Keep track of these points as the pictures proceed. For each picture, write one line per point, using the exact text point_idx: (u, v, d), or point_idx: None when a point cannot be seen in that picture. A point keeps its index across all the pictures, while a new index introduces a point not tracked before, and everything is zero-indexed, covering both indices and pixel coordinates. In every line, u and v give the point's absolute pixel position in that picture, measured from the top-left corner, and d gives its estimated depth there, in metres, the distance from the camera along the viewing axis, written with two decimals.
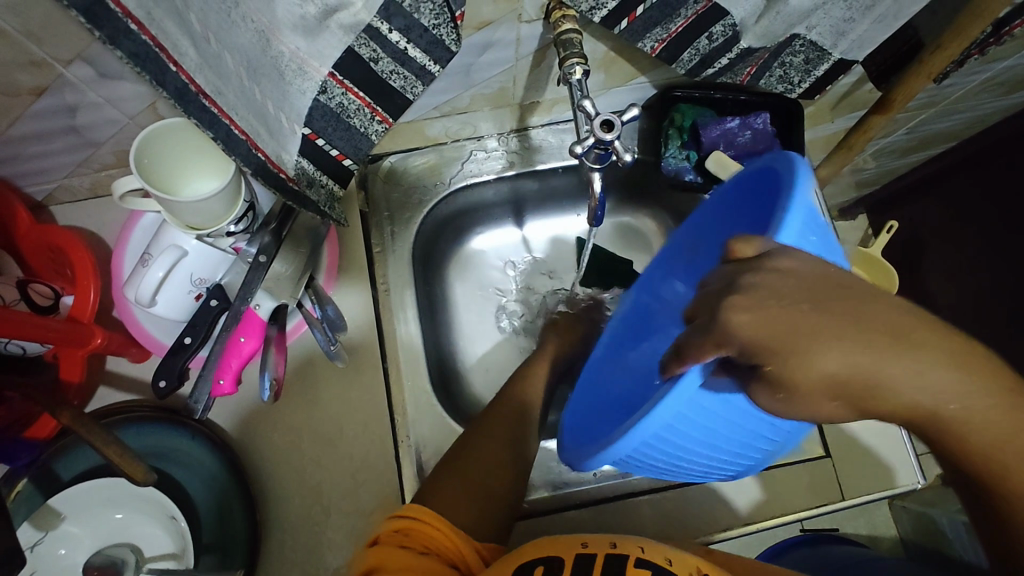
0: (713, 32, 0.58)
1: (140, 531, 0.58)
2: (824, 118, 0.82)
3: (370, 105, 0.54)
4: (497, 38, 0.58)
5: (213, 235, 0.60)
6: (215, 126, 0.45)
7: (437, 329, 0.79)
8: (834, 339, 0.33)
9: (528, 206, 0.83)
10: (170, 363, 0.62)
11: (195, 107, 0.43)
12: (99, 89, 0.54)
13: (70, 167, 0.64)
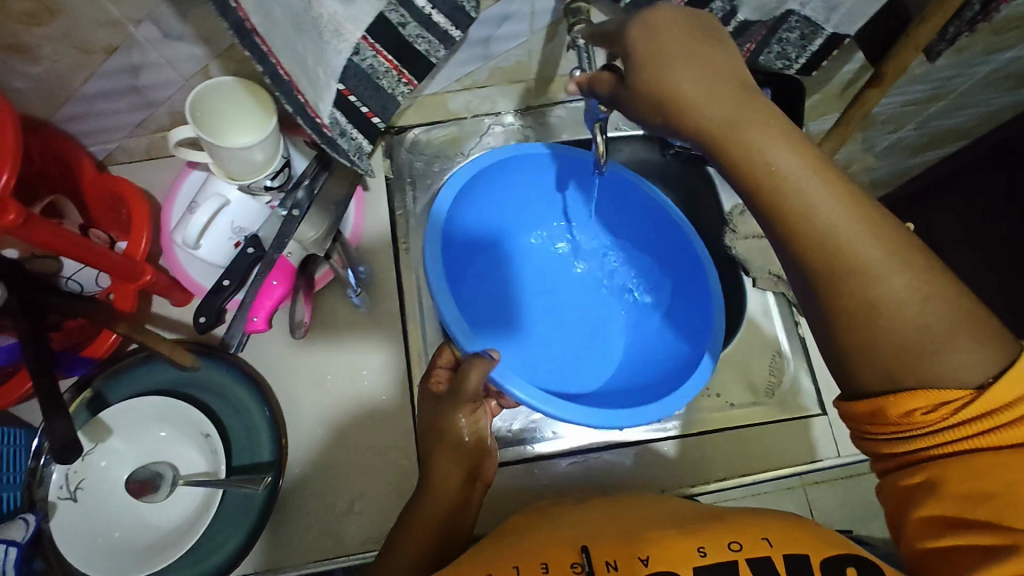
0: (713, 8, 0.63)
1: (177, 447, 0.64)
2: (829, 107, 0.86)
3: (398, 68, 0.61)
4: (513, 11, 0.64)
5: (252, 187, 0.68)
6: (263, 62, 0.53)
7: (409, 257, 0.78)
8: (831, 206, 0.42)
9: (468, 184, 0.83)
10: (209, 302, 0.68)
11: (247, 41, 0.51)
12: (161, 49, 0.61)
13: (129, 127, 0.72)
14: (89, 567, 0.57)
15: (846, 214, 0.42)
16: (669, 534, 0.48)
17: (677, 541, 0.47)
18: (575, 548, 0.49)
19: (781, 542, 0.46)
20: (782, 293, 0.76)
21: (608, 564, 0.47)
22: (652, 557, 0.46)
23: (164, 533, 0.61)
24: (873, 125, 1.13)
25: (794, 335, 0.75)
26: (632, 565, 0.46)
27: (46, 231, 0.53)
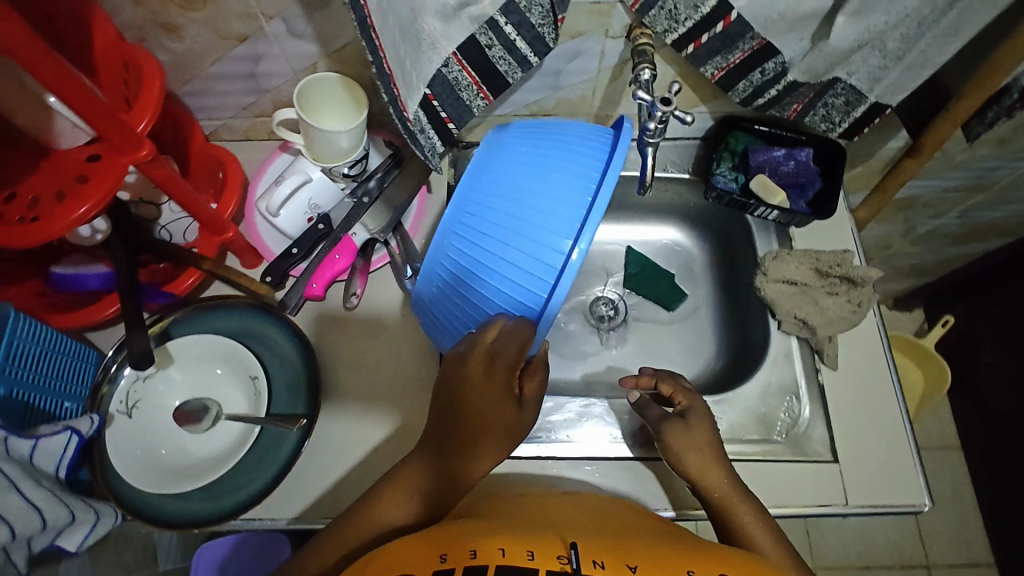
0: (766, 68, 0.71)
1: (223, 387, 0.71)
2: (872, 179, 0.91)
3: (477, 83, 0.70)
4: (585, 48, 0.73)
5: (331, 171, 0.77)
6: (374, 54, 0.62)
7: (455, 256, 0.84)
8: (695, 470, 0.62)
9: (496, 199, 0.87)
10: (277, 264, 0.76)
11: (365, 36, 0.61)
12: (283, 44, 0.71)
13: (239, 109, 0.82)
14: (132, 473, 0.64)
15: (702, 462, 0.63)
16: (660, 554, 0.46)
17: (664, 564, 0.45)
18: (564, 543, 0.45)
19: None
20: (805, 339, 0.78)
21: (598, 564, 0.43)
22: (641, 568, 0.44)
23: (198, 461, 0.67)
24: (915, 206, 1.16)
25: (814, 380, 0.76)
26: (620, 568, 0.43)
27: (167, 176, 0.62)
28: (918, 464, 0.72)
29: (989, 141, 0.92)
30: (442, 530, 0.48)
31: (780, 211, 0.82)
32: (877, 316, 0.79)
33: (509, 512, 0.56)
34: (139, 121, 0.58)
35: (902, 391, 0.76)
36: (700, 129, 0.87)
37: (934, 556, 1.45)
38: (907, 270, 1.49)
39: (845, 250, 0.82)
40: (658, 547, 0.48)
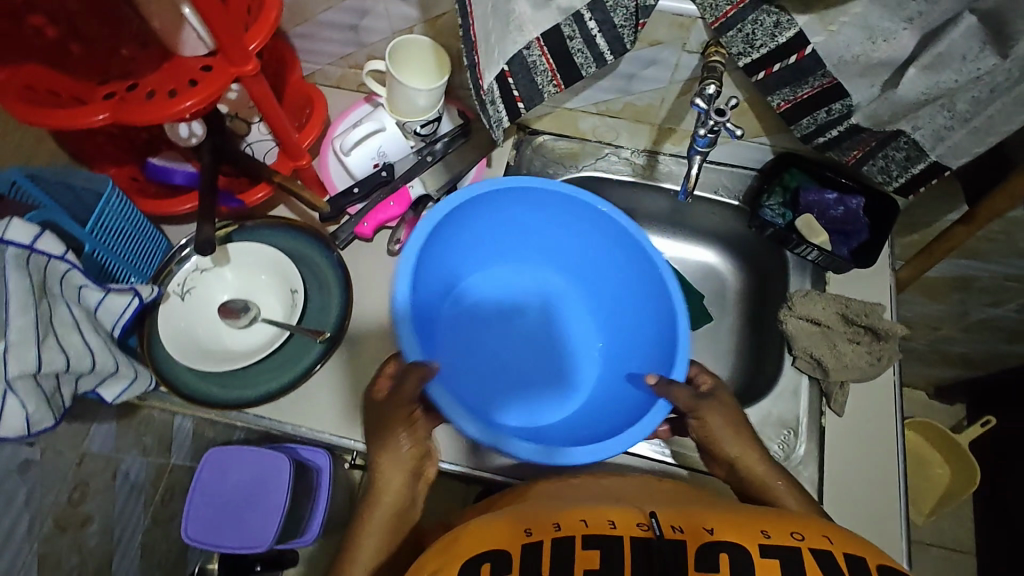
0: (833, 108, 0.72)
1: (266, 294, 0.78)
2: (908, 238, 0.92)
3: (553, 70, 0.75)
4: (660, 58, 0.77)
5: (404, 126, 0.83)
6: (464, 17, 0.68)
7: None
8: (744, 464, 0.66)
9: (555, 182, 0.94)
10: (337, 201, 0.82)
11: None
12: (387, 4, 0.79)
13: (337, 57, 0.90)
14: (176, 348, 0.72)
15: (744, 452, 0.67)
16: (732, 516, 0.48)
17: (739, 522, 0.47)
18: (643, 512, 0.48)
19: (842, 540, 0.46)
20: (816, 379, 0.79)
21: (676, 529, 0.46)
22: (718, 529, 0.46)
23: (225, 350, 0.75)
24: (969, 290, 1.13)
25: (816, 422, 0.77)
26: (700, 533, 0.46)
27: (263, 93, 0.70)
28: (903, 525, 0.71)
29: None
30: (507, 513, 0.50)
31: (818, 250, 0.82)
32: (897, 375, 0.79)
33: (580, 493, 0.60)
34: (251, 40, 0.66)
35: (905, 453, 0.75)
36: (758, 160, 0.90)
37: None
38: (951, 359, 1.43)
39: (877, 302, 0.82)
40: (725, 510, 0.50)
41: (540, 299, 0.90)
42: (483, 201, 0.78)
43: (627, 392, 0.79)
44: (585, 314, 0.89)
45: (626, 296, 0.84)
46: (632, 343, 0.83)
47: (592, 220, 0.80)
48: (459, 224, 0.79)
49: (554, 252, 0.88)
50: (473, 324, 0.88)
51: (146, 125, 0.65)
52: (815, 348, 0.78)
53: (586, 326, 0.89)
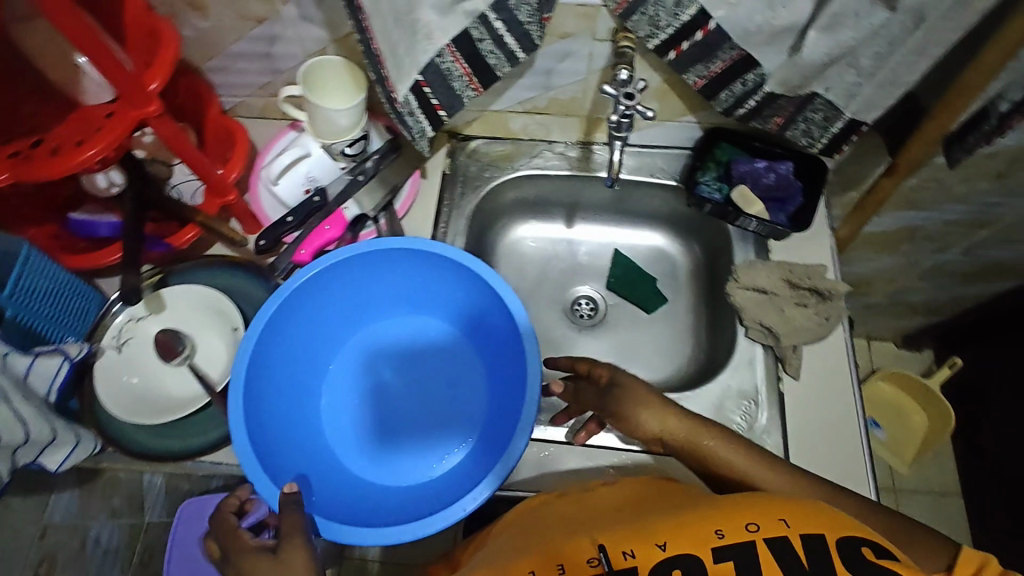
0: (747, 79, 0.73)
1: (202, 331, 0.76)
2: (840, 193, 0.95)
3: (469, 74, 0.74)
4: (574, 49, 0.78)
5: (331, 149, 0.82)
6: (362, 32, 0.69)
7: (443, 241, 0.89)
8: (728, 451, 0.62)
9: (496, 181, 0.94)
10: (272, 230, 0.80)
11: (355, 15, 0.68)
12: (295, 28, 0.78)
13: (256, 87, 0.89)
14: (115, 405, 0.70)
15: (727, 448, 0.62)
16: (685, 518, 0.47)
17: (692, 523, 0.46)
18: (592, 544, 0.46)
19: (798, 520, 0.45)
20: (770, 347, 0.79)
21: (626, 555, 0.45)
22: (671, 542, 0.45)
23: (166, 399, 0.72)
24: (915, 239, 1.15)
25: (775, 388, 0.77)
26: (651, 550, 0.45)
27: (172, 132, 0.69)
28: (871, 481, 0.72)
29: (983, 174, 0.92)
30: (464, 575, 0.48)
31: (757, 220, 0.83)
32: (847, 333, 0.80)
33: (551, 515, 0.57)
34: (152, 80, 0.64)
35: (864, 410, 0.76)
36: (689, 138, 0.91)
37: None
38: (916, 308, 1.46)
39: (820, 263, 0.83)
40: (680, 512, 0.49)
41: (411, 351, 0.85)
42: (298, 295, 0.73)
43: (508, 413, 0.75)
44: (460, 341, 0.85)
45: (476, 316, 0.80)
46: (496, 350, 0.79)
47: (397, 254, 0.76)
48: (282, 355, 0.75)
49: (399, 297, 0.83)
50: (359, 408, 0.81)
51: (52, 179, 0.63)
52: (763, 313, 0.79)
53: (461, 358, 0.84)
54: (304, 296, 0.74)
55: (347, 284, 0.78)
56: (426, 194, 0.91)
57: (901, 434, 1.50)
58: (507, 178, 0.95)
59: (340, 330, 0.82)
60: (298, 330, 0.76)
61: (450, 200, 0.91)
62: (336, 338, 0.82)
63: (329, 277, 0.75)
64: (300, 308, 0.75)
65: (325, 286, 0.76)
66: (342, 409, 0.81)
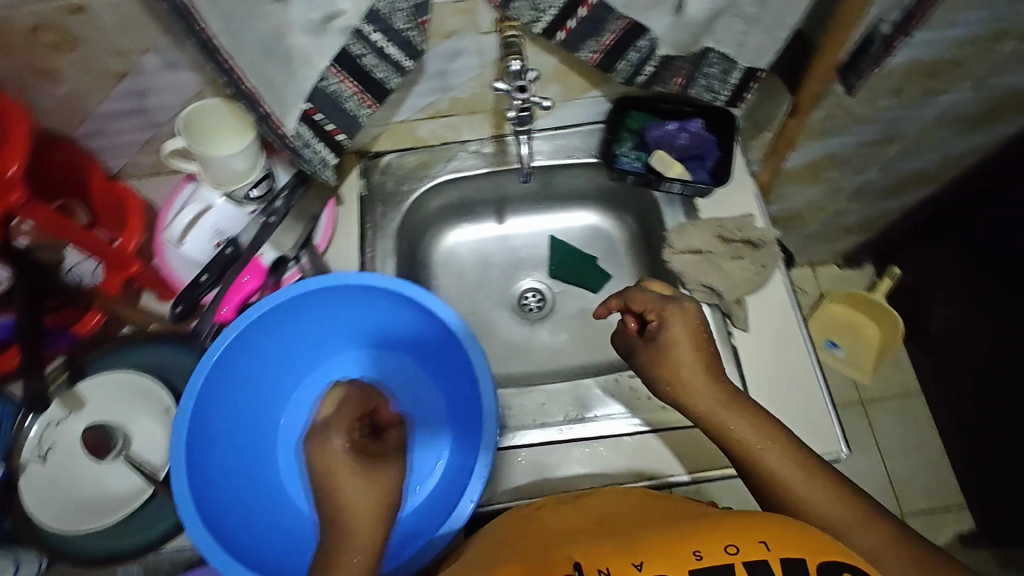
0: (640, 46, 0.72)
1: (133, 417, 0.71)
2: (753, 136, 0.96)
3: (361, 92, 0.70)
4: (462, 47, 0.75)
5: (234, 196, 0.77)
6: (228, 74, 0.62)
7: (373, 265, 0.86)
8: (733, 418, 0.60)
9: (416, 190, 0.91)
10: (187, 294, 0.75)
11: (214, 57, 0.61)
12: (164, 76, 0.73)
13: (138, 145, 0.82)
14: (53, 519, 0.66)
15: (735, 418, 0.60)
16: (665, 536, 0.46)
17: (671, 543, 0.45)
18: (568, 561, 0.46)
19: (780, 547, 0.43)
20: (716, 305, 0.80)
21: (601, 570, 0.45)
22: (646, 563, 0.44)
23: (107, 500, 0.68)
24: (835, 165, 1.18)
25: (728, 344, 0.78)
26: (626, 569, 0.44)
27: (46, 216, 0.66)
28: (834, 417, 0.74)
29: (884, 93, 0.94)
30: None
31: (680, 183, 0.84)
32: (785, 277, 0.81)
33: (534, 518, 0.56)
34: (8, 166, 0.60)
35: (815, 347, 0.77)
36: (599, 113, 0.90)
37: (908, 505, 1.46)
38: (850, 229, 1.50)
39: (747, 213, 0.84)
40: (662, 530, 0.47)
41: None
42: (227, 358, 0.69)
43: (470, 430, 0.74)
44: (410, 369, 0.83)
45: (420, 339, 0.78)
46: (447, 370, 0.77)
47: (323, 296, 0.73)
48: (221, 421, 0.71)
49: (338, 335, 0.80)
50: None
51: None
52: (705, 271, 0.80)
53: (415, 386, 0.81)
54: (233, 357, 0.70)
55: (278, 334, 0.74)
56: (347, 220, 0.87)
57: (857, 348, 1.57)
58: (427, 187, 0.91)
59: (280, 381, 0.78)
60: (235, 391, 0.72)
61: (373, 223, 0.88)
62: (276, 391, 0.78)
63: (258, 331, 0.72)
64: (232, 369, 0.71)
65: (255, 341, 0.72)
66: (296, 464, 0.77)
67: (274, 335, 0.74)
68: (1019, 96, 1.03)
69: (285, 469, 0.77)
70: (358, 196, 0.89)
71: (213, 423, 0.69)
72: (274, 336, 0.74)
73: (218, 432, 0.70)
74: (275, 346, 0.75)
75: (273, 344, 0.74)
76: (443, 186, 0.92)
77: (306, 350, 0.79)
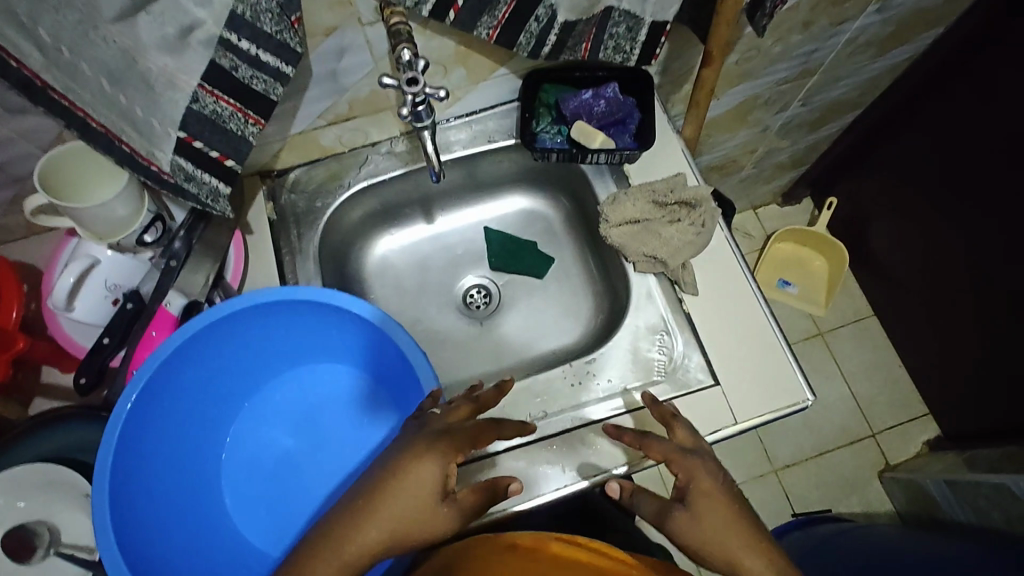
0: (539, 15, 0.67)
1: (53, 509, 0.65)
2: (672, 90, 0.93)
3: (242, 109, 0.61)
4: (347, 43, 0.68)
5: (123, 246, 0.69)
6: (68, 116, 0.55)
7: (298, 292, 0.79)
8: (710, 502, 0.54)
9: (331, 202, 0.84)
10: (90, 362, 0.67)
11: (43, 98, 0.53)
12: (10, 123, 0.64)
13: (4, 205, 0.72)
14: None
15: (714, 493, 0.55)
16: None
17: None
18: None
19: None
20: (662, 273, 0.77)
21: None
22: None
23: None
24: (759, 107, 1.17)
25: (680, 312, 0.76)
26: None
27: None
28: (795, 364, 0.72)
29: (795, 27, 0.92)
30: None
31: (605, 153, 0.80)
32: (725, 232, 0.80)
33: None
34: None
35: (765, 298, 0.76)
36: (512, 91, 0.84)
37: (877, 425, 1.51)
38: (784, 165, 1.51)
39: (678, 172, 0.81)
40: None
41: (311, 409, 0.75)
42: (149, 392, 0.61)
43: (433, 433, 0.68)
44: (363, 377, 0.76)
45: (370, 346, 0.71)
46: (398, 379, 0.71)
47: (249, 314, 0.65)
48: (153, 461, 0.63)
49: (277, 351, 0.73)
50: (270, 491, 0.71)
51: None
52: (647, 241, 0.77)
53: (367, 399, 0.75)
54: (157, 390, 0.62)
55: (206, 358, 0.66)
56: (260, 247, 0.79)
57: (808, 281, 1.62)
58: (343, 197, 0.84)
59: (218, 408, 0.71)
60: (166, 427, 0.64)
61: (289, 246, 0.81)
62: (216, 418, 0.71)
63: (183, 359, 0.64)
64: (158, 403, 0.63)
65: (182, 369, 0.64)
66: (246, 494, 0.70)
67: (203, 359, 0.66)
68: (922, 12, 1.02)
69: (231, 505, 0.69)
70: (268, 219, 0.81)
71: (143, 466, 0.62)
72: (204, 361, 0.66)
73: (151, 474, 0.63)
74: (206, 371, 0.67)
75: (204, 369, 0.67)
76: (360, 194, 0.86)
77: (244, 370, 0.71)
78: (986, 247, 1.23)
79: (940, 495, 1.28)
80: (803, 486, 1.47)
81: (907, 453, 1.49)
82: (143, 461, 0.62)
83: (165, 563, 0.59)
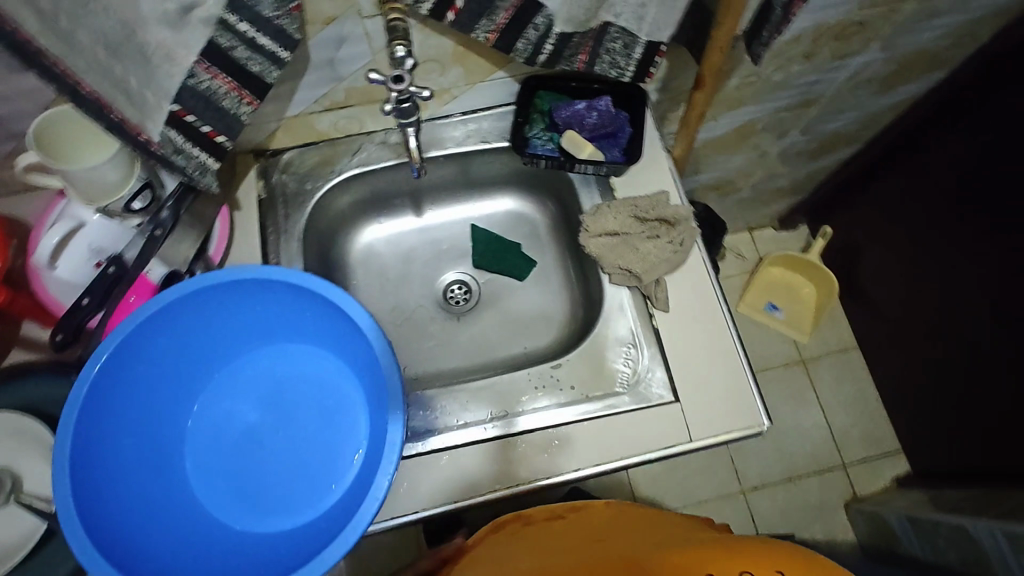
0: (538, 23, 0.68)
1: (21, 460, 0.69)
2: (667, 107, 0.94)
3: (236, 88, 0.63)
4: (346, 33, 0.70)
5: (110, 210, 0.70)
6: (58, 82, 0.52)
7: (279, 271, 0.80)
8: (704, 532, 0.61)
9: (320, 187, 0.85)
10: (67, 321, 0.67)
11: (34, 61, 0.50)
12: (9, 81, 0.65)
13: None
14: None
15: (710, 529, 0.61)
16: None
17: None
18: None
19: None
20: (635, 287, 0.78)
21: None
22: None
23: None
24: (757, 132, 1.18)
25: (650, 327, 0.77)
26: None
27: None
28: (755, 387, 0.74)
29: (795, 57, 0.93)
30: None
31: (592, 164, 0.81)
32: (702, 252, 0.81)
33: None
34: None
35: (733, 318, 0.77)
36: (509, 94, 0.86)
37: (848, 455, 1.52)
38: (782, 190, 1.52)
39: (662, 190, 0.83)
40: None
41: (279, 385, 0.76)
42: (121, 356, 0.63)
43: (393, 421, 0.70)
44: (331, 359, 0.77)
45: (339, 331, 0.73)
46: (364, 364, 0.72)
47: (222, 290, 0.67)
48: (121, 422, 0.65)
49: (251, 327, 0.74)
50: (233, 461, 0.73)
51: None
52: (626, 255, 0.78)
53: (334, 381, 0.76)
54: (129, 355, 0.64)
55: (181, 328, 0.68)
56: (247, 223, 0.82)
57: (795, 308, 1.63)
58: (332, 183, 0.86)
59: (190, 376, 0.73)
60: (137, 391, 0.67)
61: (274, 226, 0.82)
62: (187, 385, 0.73)
63: (158, 327, 0.66)
64: (131, 366, 0.65)
65: (156, 337, 0.66)
66: (209, 461, 0.72)
67: (178, 329, 0.68)
68: (925, 53, 1.03)
69: (195, 470, 0.71)
70: (257, 198, 0.83)
71: (111, 426, 0.64)
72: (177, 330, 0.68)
73: (118, 434, 0.65)
74: (180, 341, 0.69)
75: (178, 339, 0.68)
76: (349, 181, 0.87)
77: (217, 342, 0.73)
78: (971, 290, 1.23)
79: (901, 529, 1.29)
80: (770, 509, 1.49)
81: (876, 485, 1.50)
82: (112, 422, 0.64)
83: (124, 521, 0.62)
